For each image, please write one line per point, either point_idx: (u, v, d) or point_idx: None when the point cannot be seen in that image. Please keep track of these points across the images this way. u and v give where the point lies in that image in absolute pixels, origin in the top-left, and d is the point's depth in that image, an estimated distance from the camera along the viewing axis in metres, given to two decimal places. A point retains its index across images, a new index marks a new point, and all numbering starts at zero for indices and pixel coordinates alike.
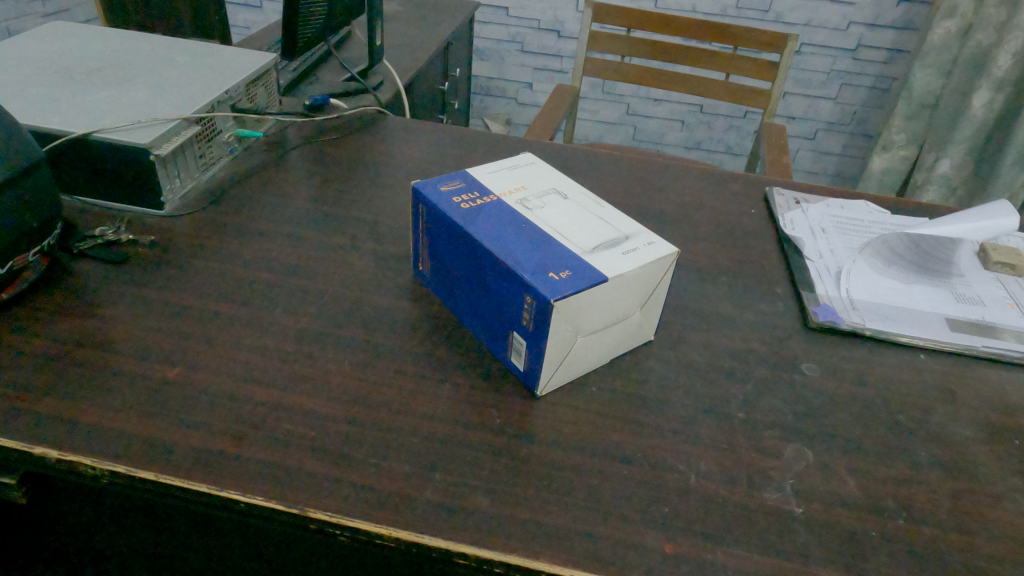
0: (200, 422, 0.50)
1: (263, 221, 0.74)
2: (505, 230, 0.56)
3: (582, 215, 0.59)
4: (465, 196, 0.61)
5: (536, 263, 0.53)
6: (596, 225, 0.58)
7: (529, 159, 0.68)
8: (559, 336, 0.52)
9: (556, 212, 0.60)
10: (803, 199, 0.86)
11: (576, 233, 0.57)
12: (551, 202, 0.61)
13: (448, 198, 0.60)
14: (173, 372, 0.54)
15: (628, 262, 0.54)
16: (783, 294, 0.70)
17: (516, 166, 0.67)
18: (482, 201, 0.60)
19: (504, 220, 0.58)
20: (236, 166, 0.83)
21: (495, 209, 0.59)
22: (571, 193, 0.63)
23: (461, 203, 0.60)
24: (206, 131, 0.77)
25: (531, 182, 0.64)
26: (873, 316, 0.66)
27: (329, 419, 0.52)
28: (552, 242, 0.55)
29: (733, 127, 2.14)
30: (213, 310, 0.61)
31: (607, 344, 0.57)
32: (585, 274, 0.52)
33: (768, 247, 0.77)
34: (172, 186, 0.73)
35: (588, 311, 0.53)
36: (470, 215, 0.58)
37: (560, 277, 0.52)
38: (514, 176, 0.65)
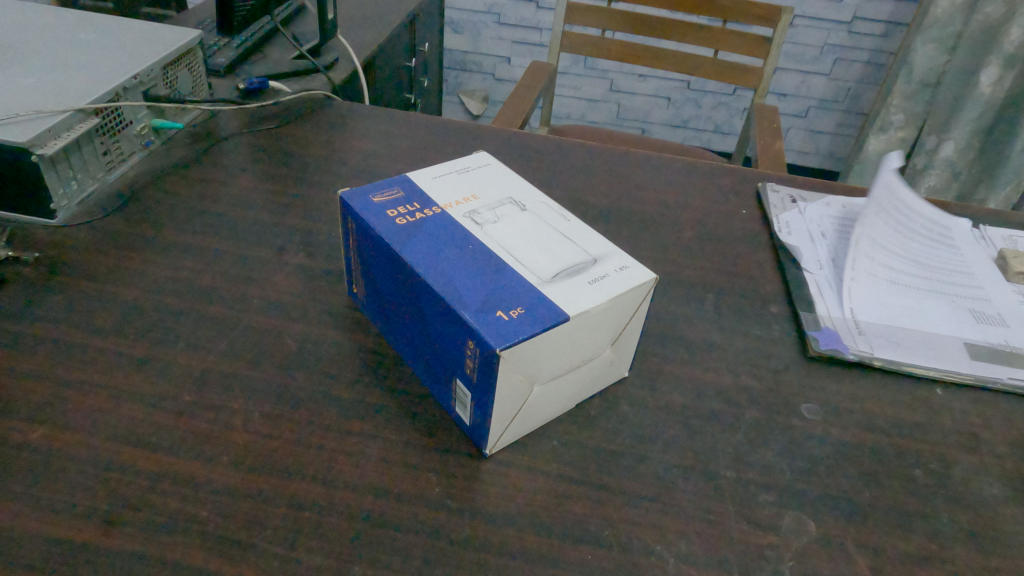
0: (62, 503, 0.40)
1: (176, 230, 0.63)
2: (447, 253, 0.46)
3: (543, 231, 0.49)
4: (403, 208, 0.50)
5: (481, 298, 0.43)
6: (557, 245, 0.48)
7: (483, 160, 0.58)
8: (509, 389, 0.43)
9: (511, 227, 0.50)
10: (800, 197, 0.77)
11: (533, 255, 0.47)
12: (505, 214, 0.51)
13: (381, 211, 0.50)
14: (38, 433, 0.44)
15: (595, 294, 0.44)
16: (778, 315, 0.60)
17: (467, 169, 0.57)
18: (421, 215, 0.50)
19: (446, 240, 0.48)
20: (153, 162, 0.72)
21: (437, 225, 0.49)
22: (530, 203, 0.53)
23: (396, 217, 0.49)
24: (109, 124, 0.65)
25: (483, 188, 0.54)
26: (882, 342, 0.57)
27: (228, 494, 0.42)
28: (504, 269, 0.46)
29: (721, 105, 2.03)
30: (100, 348, 0.50)
31: (571, 389, 0.48)
32: (542, 312, 0.42)
33: (761, 255, 0.68)
34: (66, 190, 0.62)
35: (545, 356, 0.43)
36: (405, 233, 0.48)
37: (511, 317, 0.42)
38: (464, 181, 0.55)
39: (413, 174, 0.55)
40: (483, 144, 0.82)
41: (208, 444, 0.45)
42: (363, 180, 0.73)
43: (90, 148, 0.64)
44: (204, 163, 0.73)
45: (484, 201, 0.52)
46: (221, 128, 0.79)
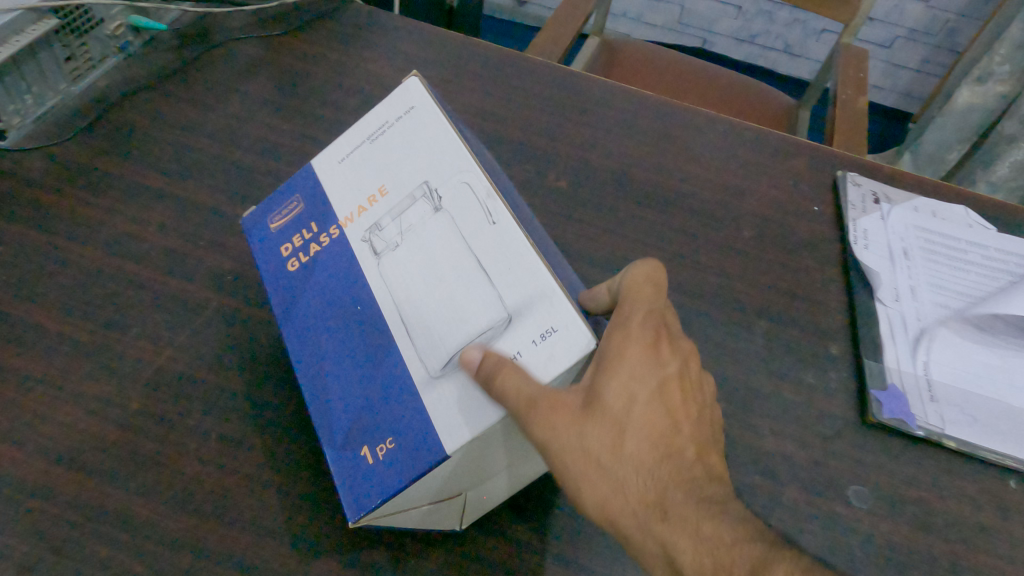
0: None
1: (148, 167, 0.54)
2: (337, 330, 0.38)
3: (447, 259, 0.35)
4: (297, 248, 0.42)
5: (350, 417, 0.36)
6: (446, 287, 0.35)
7: (406, 105, 0.41)
8: (422, 515, 0.36)
9: (413, 256, 0.36)
10: (884, 196, 0.65)
11: (428, 314, 0.35)
12: (410, 227, 0.37)
13: (277, 254, 0.42)
14: None
15: (471, 398, 0.32)
16: (837, 360, 0.52)
17: (380, 131, 0.42)
18: (314, 250, 0.41)
19: (338, 293, 0.39)
20: (131, 70, 0.61)
21: (325, 269, 0.40)
22: (445, 190, 0.37)
23: (290, 263, 0.42)
24: (73, 24, 0.54)
25: (394, 174, 0.40)
26: (956, 414, 0.48)
27: (167, 543, 0.36)
28: (388, 348, 0.36)
29: (797, 22, 1.79)
30: (38, 325, 0.43)
31: (532, 464, 0.39)
32: (412, 443, 0.32)
33: (829, 273, 0.58)
34: (19, 106, 0.52)
35: (449, 480, 0.34)
36: (294, 290, 0.40)
37: (376, 459, 0.33)
38: (372, 160, 0.41)
39: (322, 157, 0.44)
40: (522, 82, 0.69)
41: (151, 472, 0.38)
42: None
43: (50, 54, 0.53)
44: (190, 75, 0.62)
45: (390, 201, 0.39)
46: (216, 30, 0.67)
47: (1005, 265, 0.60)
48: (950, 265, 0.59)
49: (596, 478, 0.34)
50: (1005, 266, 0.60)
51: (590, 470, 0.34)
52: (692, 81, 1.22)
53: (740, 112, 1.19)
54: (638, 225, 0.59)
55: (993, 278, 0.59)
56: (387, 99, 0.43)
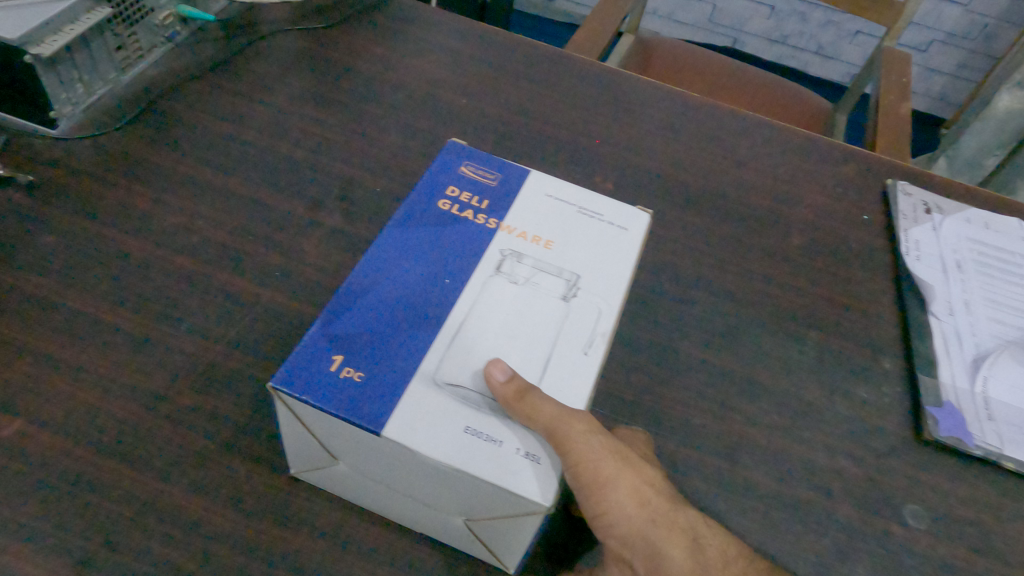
0: (21, 527, 0.35)
1: (195, 158, 0.53)
2: (412, 268, 0.42)
3: (532, 331, 0.39)
4: (469, 199, 0.47)
5: (353, 330, 0.37)
6: (518, 350, 0.38)
7: (621, 222, 0.47)
8: (298, 442, 0.36)
9: (508, 296, 0.41)
10: (936, 206, 0.64)
11: (485, 335, 0.39)
12: (535, 283, 0.42)
13: (446, 185, 0.48)
14: (12, 427, 0.38)
15: (444, 434, 0.33)
16: (890, 374, 0.51)
17: (596, 217, 0.47)
18: (468, 215, 0.45)
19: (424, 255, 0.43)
20: (178, 59, 0.61)
21: (459, 234, 0.44)
22: (582, 297, 0.41)
23: (447, 203, 0.46)
24: (125, 12, 0.54)
25: (568, 245, 0.44)
26: (1015, 434, 0.47)
27: (220, 541, 0.36)
28: (422, 330, 0.38)
29: (831, 23, 1.77)
30: (89, 316, 0.43)
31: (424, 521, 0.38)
32: (363, 405, 0.33)
33: (880, 285, 0.57)
34: (71, 94, 0.52)
35: (327, 430, 0.34)
36: (422, 218, 0.45)
37: (339, 374, 0.35)
38: (565, 219, 0.46)
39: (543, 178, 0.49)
40: (567, 80, 0.68)
41: (203, 468, 0.38)
42: (419, 116, 0.61)
43: (101, 42, 0.53)
44: (236, 65, 0.61)
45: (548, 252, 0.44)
46: (262, 21, 0.67)
47: None
48: (1006, 279, 0.58)
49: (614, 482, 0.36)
50: None
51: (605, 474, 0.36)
52: (725, 82, 1.20)
53: (774, 114, 1.17)
54: (684, 230, 0.58)
55: None
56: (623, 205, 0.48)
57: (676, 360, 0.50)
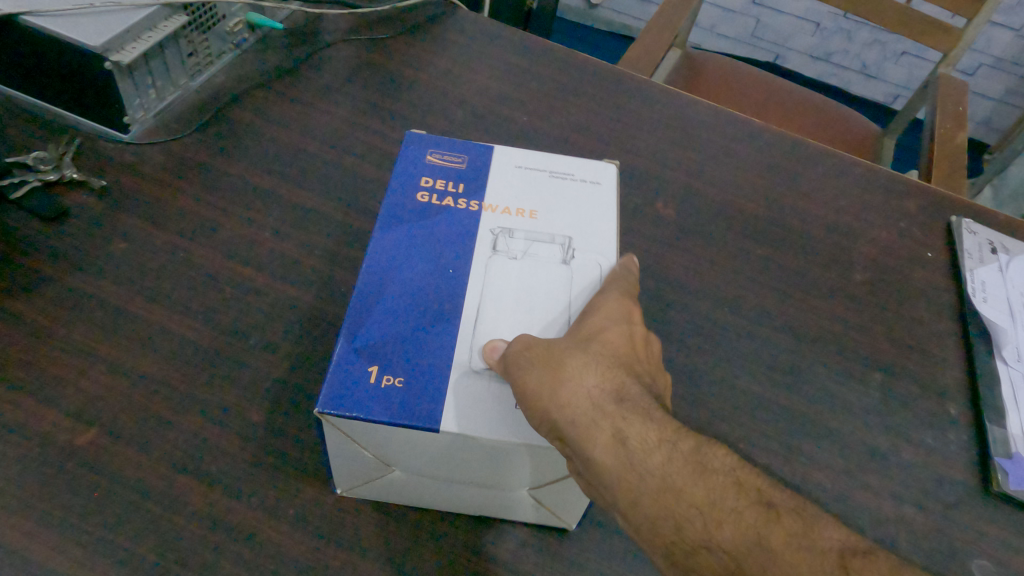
0: (96, 539, 0.35)
1: (262, 168, 0.53)
2: (414, 261, 0.40)
3: (543, 296, 0.39)
4: (444, 186, 0.44)
5: (373, 338, 0.36)
6: (532, 315, 0.38)
7: (593, 176, 0.46)
8: (348, 458, 0.36)
9: (517, 274, 0.40)
10: (1002, 246, 0.62)
11: (502, 320, 0.38)
12: (535, 254, 0.41)
13: (419, 174, 0.45)
14: (87, 436, 0.38)
15: (498, 413, 0.34)
16: (956, 420, 0.49)
17: (568, 176, 0.46)
18: (448, 203, 0.44)
19: (421, 250, 0.41)
20: (244, 66, 0.61)
21: (447, 222, 0.42)
22: (584, 257, 0.41)
23: (425, 195, 0.44)
24: (199, 19, 0.54)
25: (550, 208, 0.43)
26: None
27: (288, 562, 0.36)
28: (445, 322, 0.37)
29: (877, 43, 1.74)
30: (160, 326, 0.43)
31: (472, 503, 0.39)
32: (420, 406, 0.34)
33: (945, 326, 0.56)
34: (144, 100, 0.53)
35: (383, 438, 0.34)
36: (405, 214, 0.43)
37: (378, 382, 0.34)
38: (540, 186, 0.45)
39: (508, 151, 0.48)
40: (627, 101, 0.68)
41: (273, 486, 0.38)
42: (480, 133, 0.61)
43: (175, 49, 0.53)
44: (301, 74, 0.62)
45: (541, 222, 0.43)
46: (326, 30, 0.67)
47: None
48: None
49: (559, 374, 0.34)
50: None
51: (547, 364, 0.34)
52: (771, 100, 1.19)
53: (819, 135, 1.16)
54: (744, 260, 0.57)
55: None
56: (585, 161, 0.48)
57: (739, 396, 0.49)
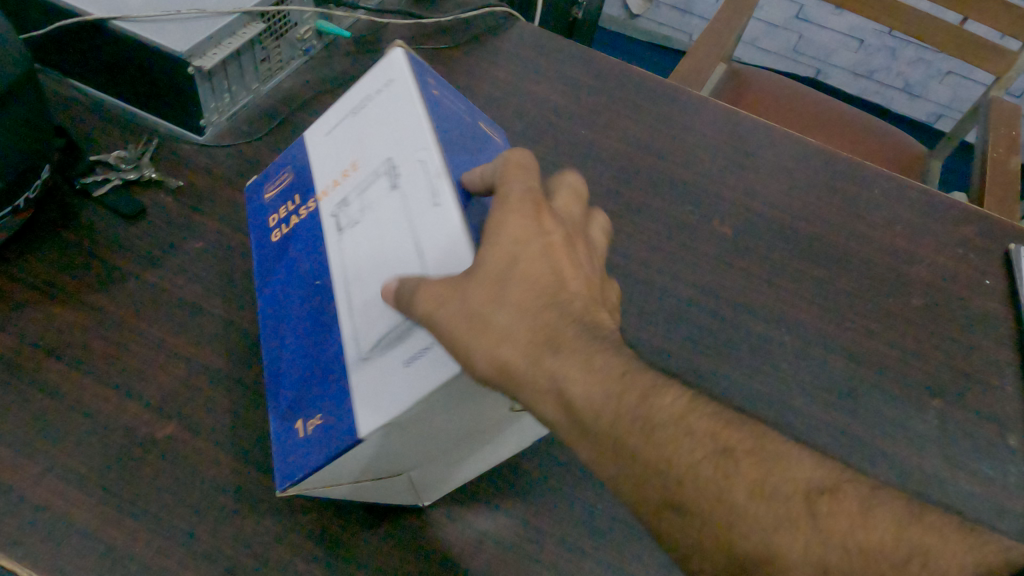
0: (175, 529, 0.36)
1: None
2: (295, 298, 0.39)
3: (399, 241, 0.34)
4: (280, 208, 0.43)
5: (290, 393, 0.37)
6: (398, 272, 0.34)
7: (390, 73, 0.40)
8: (353, 489, 0.36)
9: (370, 238, 0.35)
10: None
11: (370, 303, 0.34)
12: (370, 201, 0.36)
13: (264, 211, 0.45)
14: (164, 430, 0.39)
15: (391, 389, 0.31)
16: (1016, 452, 0.49)
17: (364, 103, 0.41)
18: (296, 217, 0.41)
19: (302, 271, 0.39)
20: (311, 72, 0.63)
21: (297, 238, 0.40)
22: (405, 167, 0.35)
23: (274, 225, 0.43)
24: (273, 27, 0.56)
25: (367, 149, 0.38)
26: None
27: (356, 561, 0.37)
28: (330, 322, 0.35)
29: (922, 61, 1.72)
30: (232, 325, 0.45)
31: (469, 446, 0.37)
32: (337, 425, 0.32)
33: (1004, 356, 0.55)
34: (219, 104, 0.54)
35: (350, 471, 0.34)
36: (271, 259, 0.42)
37: (308, 431, 0.34)
38: (348, 130, 0.40)
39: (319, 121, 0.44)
40: (683, 117, 0.68)
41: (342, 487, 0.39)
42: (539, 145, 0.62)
43: (250, 55, 0.55)
44: None
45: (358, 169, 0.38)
46: (389, 38, 0.68)
47: None
48: None
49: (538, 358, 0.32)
50: None
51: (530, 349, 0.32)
52: (817, 117, 1.18)
53: (865, 154, 1.15)
54: (800, 280, 0.57)
55: None
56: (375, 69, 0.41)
57: (795, 419, 0.49)
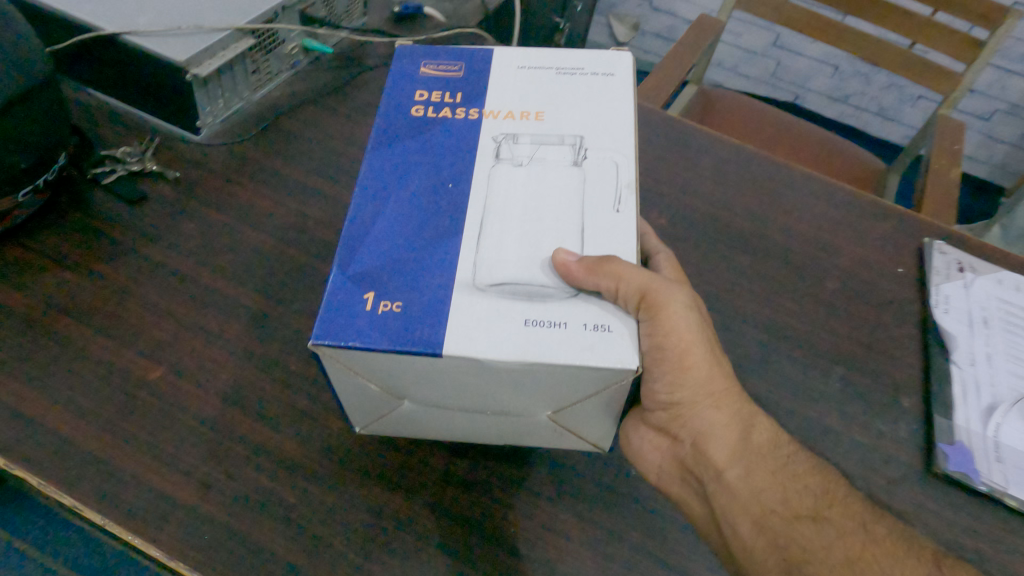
0: (162, 452, 0.43)
1: (309, 168, 0.62)
2: (412, 179, 0.43)
3: (556, 212, 0.41)
4: (435, 96, 0.47)
5: (373, 265, 0.39)
6: (550, 233, 0.39)
7: (607, 69, 0.48)
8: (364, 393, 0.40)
9: (531, 187, 0.41)
10: (970, 266, 0.68)
11: (505, 241, 0.39)
12: (541, 157, 0.43)
13: (415, 87, 0.48)
14: (155, 374, 0.46)
15: (508, 336, 0.35)
16: (908, 411, 0.55)
17: (575, 74, 0.48)
18: (445, 113, 0.46)
19: (424, 168, 0.43)
20: (298, 84, 0.71)
21: (443, 133, 0.45)
22: (593, 157, 0.43)
23: (417, 110, 0.47)
24: (263, 43, 0.64)
25: (557, 109, 0.45)
26: (1020, 477, 0.51)
27: (314, 482, 0.43)
28: (446, 239, 0.40)
29: (894, 86, 1.80)
30: (217, 291, 0.52)
31: (509, 424, 0.43)
32: (413, 333, 0.35)
33: (907, 331, 0.61)
34: (213, 108, 0.62)
35: (384, 364, 0.37)
36: (406, 130, 0.45)
37: (378, 310, 0.37)
38: (547, 86, 0.47)
39: (507, 50, 0.51)
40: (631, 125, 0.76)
41: (304, 423, 0.46)
42: None
43: (241, 66, 0.63)
44: (347, 92, 0.71)
45: (540, 119, 0.45)
46: (371, 55, 0.76)
47: None
48: None
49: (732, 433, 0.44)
50: None
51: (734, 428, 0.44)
52: (781, 135, 1.26)
53: (826, 169, 1.22)
54: (726, 266, 0.64)
55: None
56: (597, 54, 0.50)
57: None
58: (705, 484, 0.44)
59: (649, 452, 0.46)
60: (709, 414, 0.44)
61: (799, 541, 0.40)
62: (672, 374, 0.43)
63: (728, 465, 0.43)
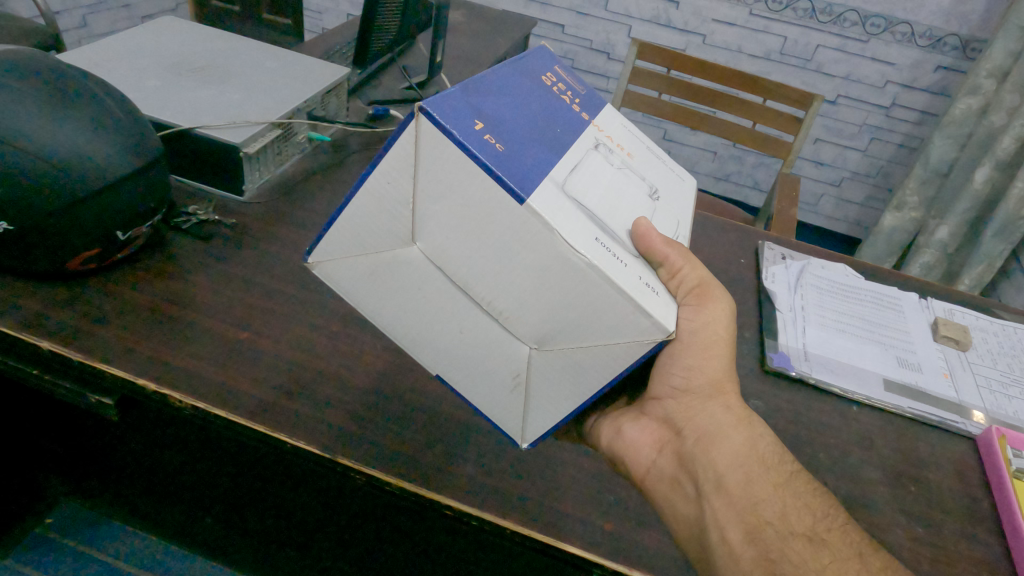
0: (257, 378, 0.65)
1: (324, 215, 0.88)
2: (533, 100, 0.52)
3: (627, 209, 0.53)
4: (561, 83, 0.59)
5: (486, 112, 0.46)
6: (620, 218, 0.51)
7: (683, 177, 0.68)
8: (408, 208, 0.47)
9: (606, 175, 0.53)
10: (790, 257, 0.98)
11: (591, 189, 0.49)
12: (627, 172, 0.57)
13: (554, 68, 0.60)
14: (242, 336, 0.68)
15: (581, 237, 0.44)
16: (750, 338, 0.82)
17: (663, 161, 0.67)
18: (568, 91, 0.59)
19: (540, 99, 0.53)
20: (305, 163, 0.97)
21: (564, 100, 0.56)
22: (660, 206, 0.59)
23: (550, 75, 0.58)
24: (285, 134, 0.91)
25: (640, 162, 0.61)
26: (821, 368, 0.79)
27: (361, 392, 0.66)
28: (552, 150, 0.48)
29: (763, 165, 2.22)
30: (275, 289, 0.75)
31: (495, 347, 0.51)
32: (507, 169, 0.43)
33: (748, 295, 0.90)
34: (253, 178, 0.87)
35: (455, 174, 0.44)
36: (540, 74, 0.57)
37: (488, 141, 0.44)
38: (637, 143, 0.64)
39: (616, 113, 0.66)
40: None
41: (349, 362, 0.69)
42: None
43: (271, 149, 0.89)
44: (342, 167, 0.98)
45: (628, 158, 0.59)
46: (355, 144, 1.04)
47: (865, 295, 0.92)
48: (832, 294, 0.91)
49: (734, 448, 0.57)
50: (861, 290, 0.93)
51: (739, 447, 0.57)
52: None
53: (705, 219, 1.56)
54: None
55: (856, 298, 0.91)
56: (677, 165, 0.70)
57: None
58: (702, 485, 0.56)
59: (644, 442, 0.61)
60: (715, 423, 0.58)
61: (783, 543, 0.52)
62: (700, 356, 0.57)
63: (727, 471, 0.56)
